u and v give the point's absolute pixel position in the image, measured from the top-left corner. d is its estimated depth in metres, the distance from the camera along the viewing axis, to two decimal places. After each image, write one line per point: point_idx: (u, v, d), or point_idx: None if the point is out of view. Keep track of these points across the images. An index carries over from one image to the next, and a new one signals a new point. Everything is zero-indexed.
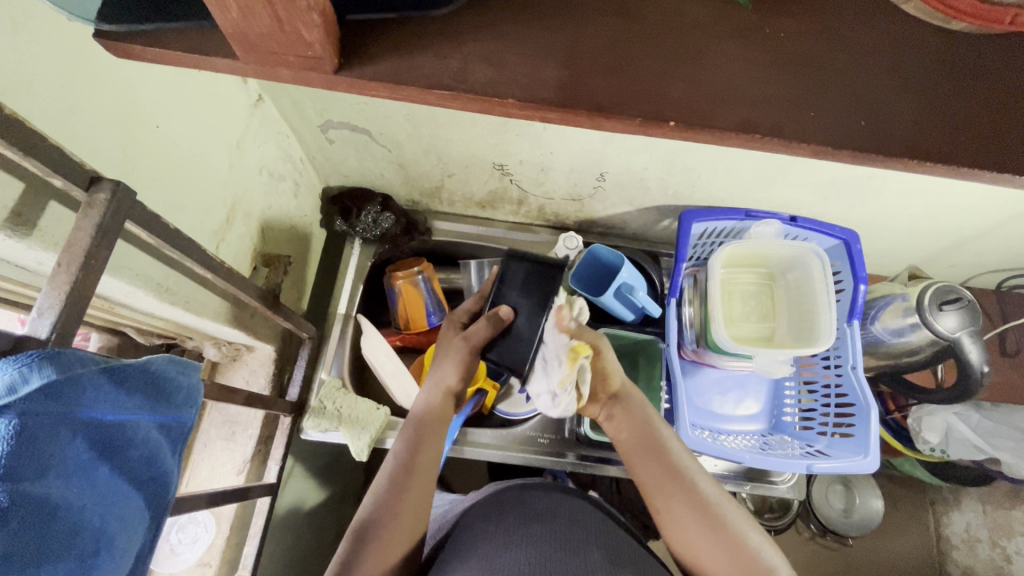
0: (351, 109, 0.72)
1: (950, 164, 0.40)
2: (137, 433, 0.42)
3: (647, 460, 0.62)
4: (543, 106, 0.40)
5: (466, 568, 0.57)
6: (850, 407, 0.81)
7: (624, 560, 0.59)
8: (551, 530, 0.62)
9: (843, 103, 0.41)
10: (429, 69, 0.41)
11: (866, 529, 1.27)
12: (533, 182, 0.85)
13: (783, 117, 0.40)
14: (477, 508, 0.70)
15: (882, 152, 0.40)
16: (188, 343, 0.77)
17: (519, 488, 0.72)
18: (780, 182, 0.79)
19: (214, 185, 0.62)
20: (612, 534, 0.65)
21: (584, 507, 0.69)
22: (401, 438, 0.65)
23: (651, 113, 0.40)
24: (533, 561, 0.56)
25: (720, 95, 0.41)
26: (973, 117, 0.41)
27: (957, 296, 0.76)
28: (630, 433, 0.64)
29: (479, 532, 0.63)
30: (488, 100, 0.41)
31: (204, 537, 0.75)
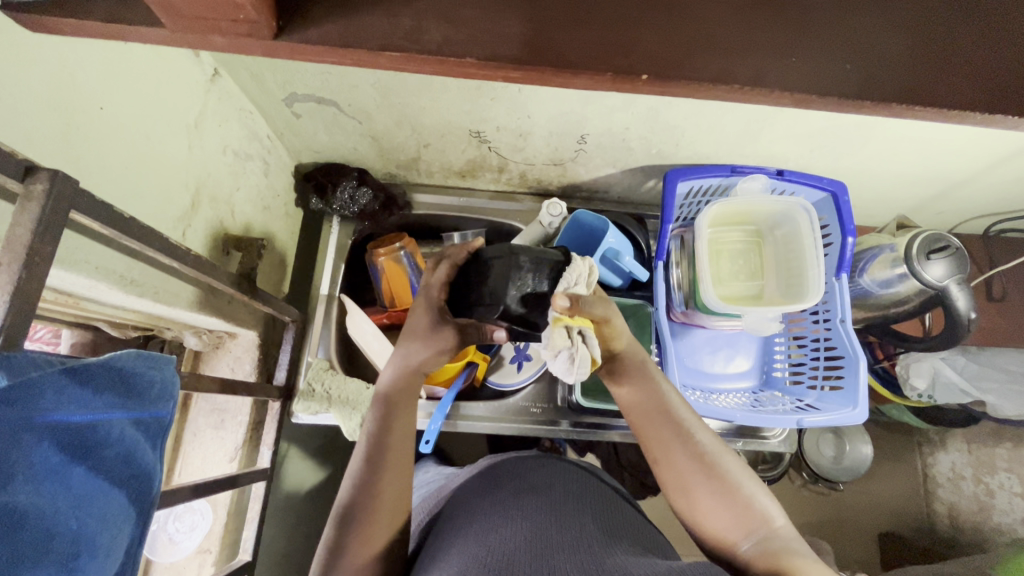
0: (315, 80, 0.68)
1: (937, 107, 0.39)
2: (110, 432, 0.41)
3: (655, 422, 0.59)
4: (508, 65, 0.37)
5: (461, 543, 0.57)
6: (839, 360, 0.81)
7: (619, 529, 0.60)
8: (545, 501, 0.62)
9: (828, 46, 0.39)
10: (379, 30, 0.38)
11: (856, 474, 1.32)
12: (512, 147, 0.82)
13: (765, 65, 0.38)
14: (474, 483, 0.70)
15: (870, 99, 0.38)
16: (167, 333, 0.75)
17: (512, 462, 0.73)
18: (766, 135, 0.76)
19: (174, 167, 0.59)
20: (608, 504, 0.66)
21: (579, 477, 0.70)
22: (371, 416, 0.63)
23: (623, 67, 0.38)
24: (528, 531, 0.56)
25: (698, 42, 0.38)
26: (965, 54, 0.39)
27: (945, 244, 0.75)
28: (633, 391, 0.60)
29: (474, 506, 0.64)
30: (443, 61, 0.38)
31: (201, 525, 0.75)
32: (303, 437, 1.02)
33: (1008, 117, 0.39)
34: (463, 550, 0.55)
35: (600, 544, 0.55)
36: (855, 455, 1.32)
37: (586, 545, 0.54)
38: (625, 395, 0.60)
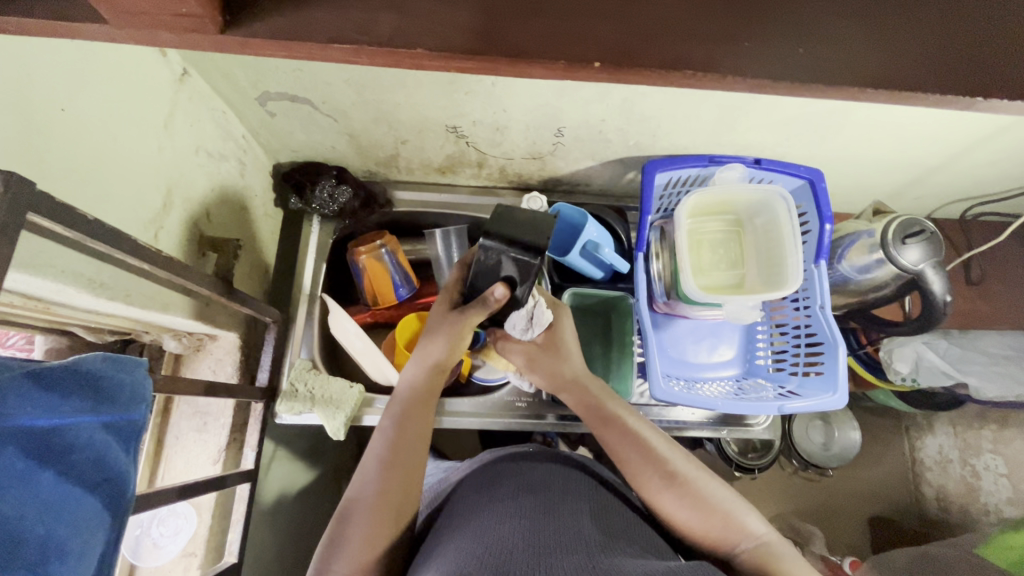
0: (287, 78, 0.68)
1: (890, 89, 0.39)
2: (78, 436, 0.41)
3: (626, 447, 0.64)
4: (462, 55, 0.37)
5: (460, 538, 0.57)
6: (818, 346, 0.82)
7: (616, 531, 0.60)
8: (544, 501, 0.63)
9: (781, 32, 0.39)
10: (329, 23, 0.38)
11: (846, 459, 1.36)
12: (489, 142, 0.82)
13: (719, 51, 0.38)
14: (472, 484, 0.71)
15: (826, 84, 0.38)
16: (145, 336, 0.74)
17: (511, 462, 0.73)
18: (742, 124, 0.77)
19: (144, 168, 0.58)
20: (605, 504, 0.66)
21: (577, 478, 0.70)
22: (386, 417, 0.66)
23: (576, 56, 0.38)
24: (526, 529, 0.56)
25: (651, 29, 0.38)
26: (917, 37, 0.39)
27: (920, 228, 0.76)
28: (604, 423, 0.67)
29: (472, 505, 0.64)
30: (397, 53, 0.38)
31: (185, 528, 0.74)
32: (290, 438, 1.01)
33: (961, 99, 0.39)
34: (460, 545, 0.55)
35: (598, 544, 0.55)
36: (844, 440, 1.37)
37: (585, 544, 0.54)
38: (603, 433, 0.67)
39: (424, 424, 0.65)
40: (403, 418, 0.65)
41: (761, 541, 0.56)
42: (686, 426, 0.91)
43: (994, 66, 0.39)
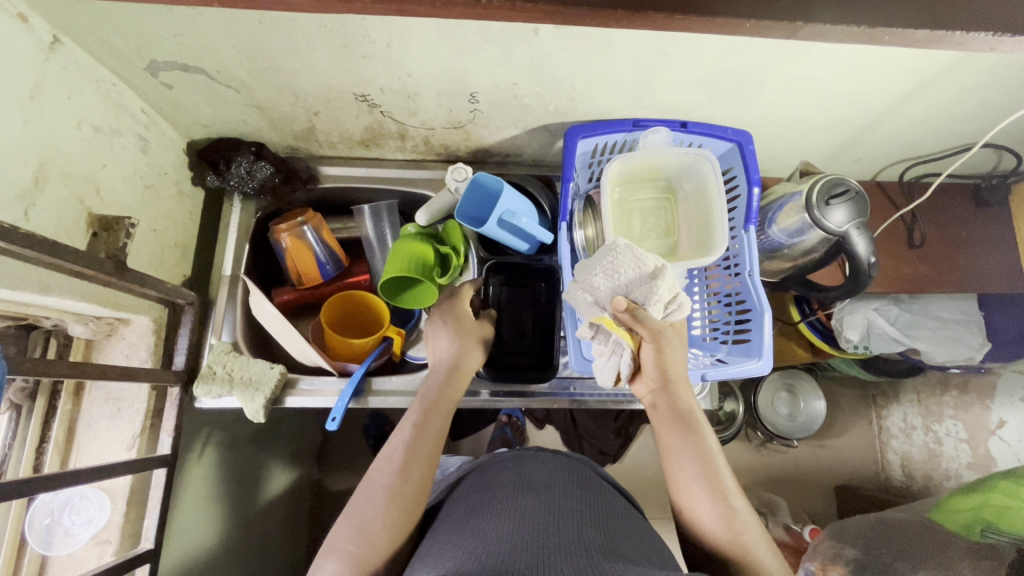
0: (170, 44, 0.64)
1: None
2: None
3: (684, 453, 0.66)
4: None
5: (458, 538, 0.57)
6: (747, 314, 0.80)
7: (616, 535, 0.60)
8: (545, 501, 0.62)
9: None
10: None
11: (810, 430, 1.36)
12: (404, 111, 0.79)
13: None
14: (474, 482, 0.70)
15: None
16: (47, 321, 0.72)
17: (515, 460, 0.73)
18: (660, 85, 0.74)
19: (7, 142, 0.55)
20: (605, 507, 0.66)
21: (578, 479, 0.70)
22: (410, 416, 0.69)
23: None
24: (526, 531, 0.56)
25: None
26: None
27: (844, 188, 0.74)
28: (675, 424, 0.68)
29: (473, 504, 0.64)
30: None
31: (99, 516, 0.73)
32: (228, 424, 1.00)
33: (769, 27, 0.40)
34: (460, 545, 0.55)
35: (599, 548, 0.55)
36: (809, 411, 1.37)
37: (585, 548, 0.54)
38: (667, 434, 0.68)
39: (441, 423, 0.69)
40: (428, 412, 0.69)
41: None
42: (623, 398, 0.88)
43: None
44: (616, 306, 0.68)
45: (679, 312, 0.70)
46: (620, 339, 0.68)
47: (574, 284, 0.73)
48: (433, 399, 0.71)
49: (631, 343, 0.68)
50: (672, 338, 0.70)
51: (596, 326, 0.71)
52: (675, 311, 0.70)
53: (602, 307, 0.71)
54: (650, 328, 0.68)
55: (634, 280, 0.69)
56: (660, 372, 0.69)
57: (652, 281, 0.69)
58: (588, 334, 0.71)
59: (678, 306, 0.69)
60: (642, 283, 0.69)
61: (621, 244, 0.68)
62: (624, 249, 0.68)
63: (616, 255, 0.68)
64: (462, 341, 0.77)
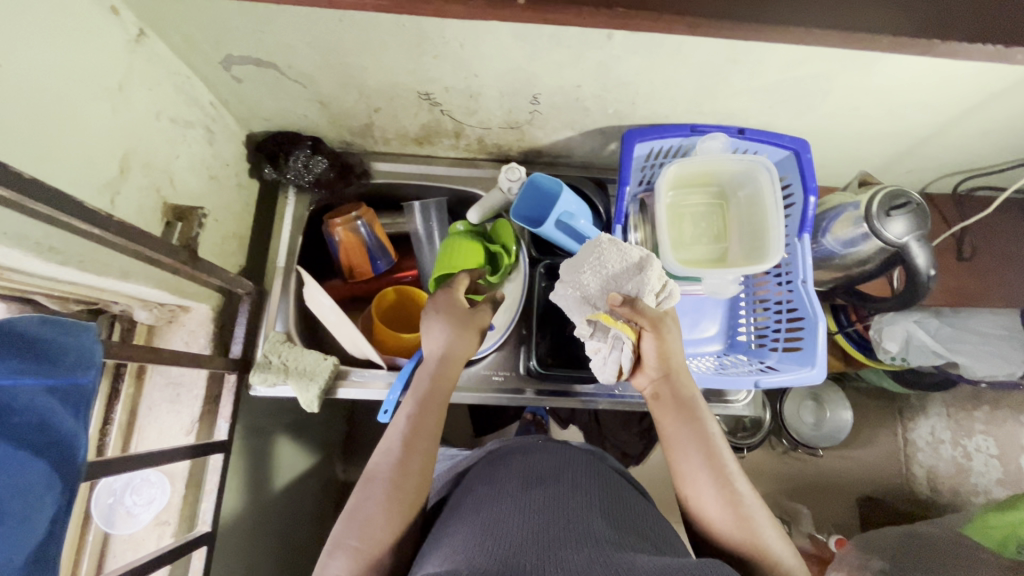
0: (248, 39, 0.65)
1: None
2: (14, 399, 0.42)
3: (686, 443, 0.66)
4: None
5: (467, 530, 0.57)
6: (799, 321, 0.80)
7: (628, 527, 0.60)
8: (553, 493, 0.62)
9: None
10: None
11: (835, 439, 1.37)
12: (464, 110, 0.80)
13: None
14: (484, 476, 0.71)
15: None
16: (115, 306, 0.74)
17: (523, 454, 0.73)
18: (723, 91, 0.74)
19: (96, 130, 0.56)
20: (618, 501, 0.65)
21: (588, 469, 0.70)
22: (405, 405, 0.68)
23: None
24: (536, 524, 0.56)
25: None
26: None
27: (905, 200, 0.74)
28: (675, 415, 0.67)
29: (482, 498, 0.64)
30: None
31: (159, 498, 0.75)
32: (270, 414, 1.02)
33: None
34: (469, 538, 0.55)
35: (609, 540, 0.54)
36: (835, 421, 1.38)
37: (596, 539, 0.54)
38: (668, 424, 0.68)
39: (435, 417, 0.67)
40: (423, 401, 0.68)
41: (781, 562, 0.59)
42: None
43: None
44: (613, 300, 0.68)
45: (670, 300, 0.73)
46: (620, 332, 0.68)
47: (562, 286, 0.75)
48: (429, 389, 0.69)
49: (632, 335, 0.67)
50: (670, 328, 0.69)
51: (594, 323, 0.71)
52: (666, 300, 0.73)
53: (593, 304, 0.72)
54: (649, 318, 0.68)
55: (623, 275, 0.72)
56: (661, 363, 0.68)
57: (640, 272, 0.71)
58: (586, 331, 0.71)
59: (667, 295, 0.72)
60: (635, 275, 0.71)
61: (607, 241, 0.72)
62: (610, 244, 0.72)
63: (603, 250, 0.71)
64: (459, 332, 0.73)
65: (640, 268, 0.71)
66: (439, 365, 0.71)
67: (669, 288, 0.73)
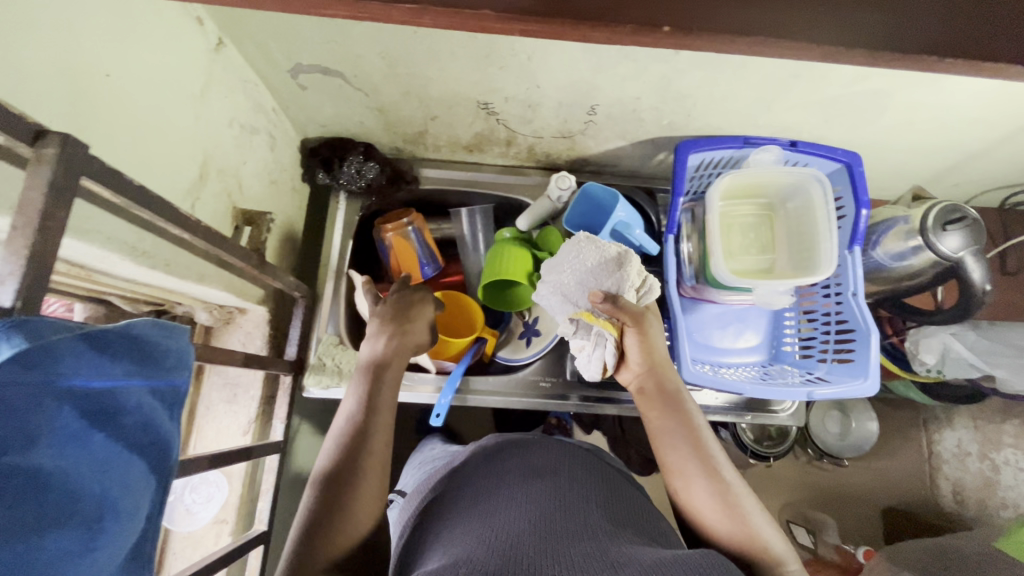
0: (320, 50, 0.66)
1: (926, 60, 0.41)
2: (129, 400, 0.41)
3: (674, 436, 0.67)
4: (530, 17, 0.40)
5: (465, 521, 0.58)
6: (849, 333, 0.81)
7: (624, 520, 0.61)
8: (549, 484, 0.63)
9: None
10: None
11: (860, 450, 1.35)
12: (520, 119, 0.81)
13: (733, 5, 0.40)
14: (478, 463, 0.71)
15: (856, 49, 0.40)
16: (178, 307, 0.75)
17: (518, 444, 0.73)
18: (781, 104, 0.74)
19: (180, 137, 0.58)
20: (614, 492, 0.66)
21: (585, 461, 0.70)
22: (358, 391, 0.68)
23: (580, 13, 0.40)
24: (535, 516, 0.57)
25: None
26: None
27: (962, 215, 0.74)
28: (661, 409, 0.69)
29: (475, 487, 0.65)
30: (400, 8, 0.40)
31: (217, 496, 0.77)
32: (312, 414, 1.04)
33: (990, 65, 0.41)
34: (467, 531, 0.56)
35: (605, 532, 0.55)
36: (861, 431, 1.35)
37: (595, 535, 0.54)
38: (655, 418, 0.69)
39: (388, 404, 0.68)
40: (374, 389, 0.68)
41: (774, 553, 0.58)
42: (708, 410, 0.91)
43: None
44: (593, 298, 0.69)
45: (651, 295, 0.74)
46: (602, 329, 0.70)
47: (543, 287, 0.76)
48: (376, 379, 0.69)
49: (613, 331, 0.69)
50: (652, 323, 0.70)
51: (577, 321, 0.73)
52: (647, 295, 0.74)
53: (575, 302, 0.74)
54: (629, 313, 0.70)
55: (603, 272, 0.73)
56: (645, 358, 0.70)
57: (620, 269, 0.73)
58: (569, 330, 0.74)
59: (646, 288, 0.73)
60: (616, 272, 0.72)
61: (585, 239, 0.73)
62: (588, 242, 0.73)
63: (582, 250, 0.73)
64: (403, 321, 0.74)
65: (620, 265, 0.72)
66: (386, 353, 0.72)
67: (647, 282, 0.74)
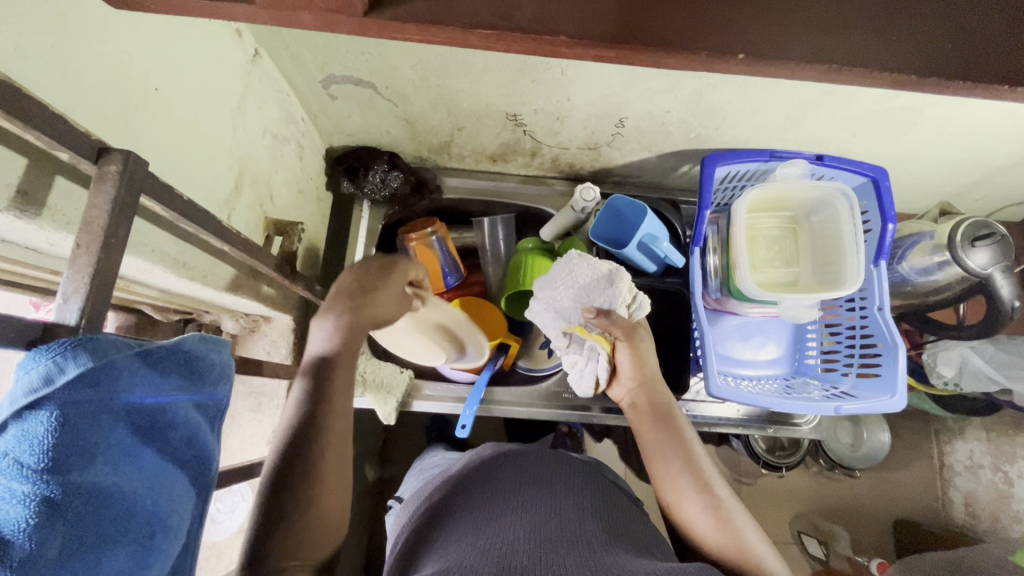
0: (354, 62, 0.67)
1: (987, 85, 0.41)
2: (176, 414, 0.40)
3: (665, 448, 0.66)
4: (600, 44, 0.40)
5: (460, 530, 0.58)
6: (875, 348, 0.81)
7: (618, 528, 0.61)
8: (546, 492, 0.63)
9: (858, 20, 0.41)
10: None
11: (874, 460, 1.32)
12: (547, 131, 0.81)
13: (785, 32, 0.41)
14: (473, 469, 0.71)
15: (906, 73, 0.41)
16: (206, 316, 0.75)
17: (513, 451, 0.73)
18: (811, 119, 0.75)
19: (219, 149, 0.58)
20: (610, 501, 0.66)
21: (580, 471, 0.70)
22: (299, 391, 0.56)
23: (636, 37, 0.40)
24: (529, 525, 0.57)
25: (710, 15, 0.41)
26: (990, 24, 0.41)
27: (990, 231, 0.74)
28: (650, 421, 0.68)
29: (470, 494, 0.65)
30: (457, 30, 0.41)
31: (242, 505, 0.77)
32: None
33: None
34: (463, 537, 0.56)
35: (601, 541, 0.56)
36: (873, 443, 1.33)
37: (591, 542, 0.55)
38: (645, 430, 0.68)
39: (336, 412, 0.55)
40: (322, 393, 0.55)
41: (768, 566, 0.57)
42: (730, 422, 0.90)
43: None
44: (584, 312, 0.70)
45: (643, 311, 0.73)
46: (594, 343, 0.71)
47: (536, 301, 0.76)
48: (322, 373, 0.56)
49: (605, 345, 0.70)
50: (643, 336, 0.71)
51: (570, 335, 0.74)
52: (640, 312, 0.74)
53: (567, 318, 0.74)
54: (621, 328, 0.70)
55: (593, 287, 0.73)
56: (636, 371, 0.70)
57: (610, 285, 0.73)
58: (562, 345, 0.74)
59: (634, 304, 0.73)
60: (607, 288, 0.72)
61: (575, 257, 0.74)
62: (579, 258, 0.74)
63: (572, 265, 0.74)
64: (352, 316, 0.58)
65: (612, 282, 0.72)
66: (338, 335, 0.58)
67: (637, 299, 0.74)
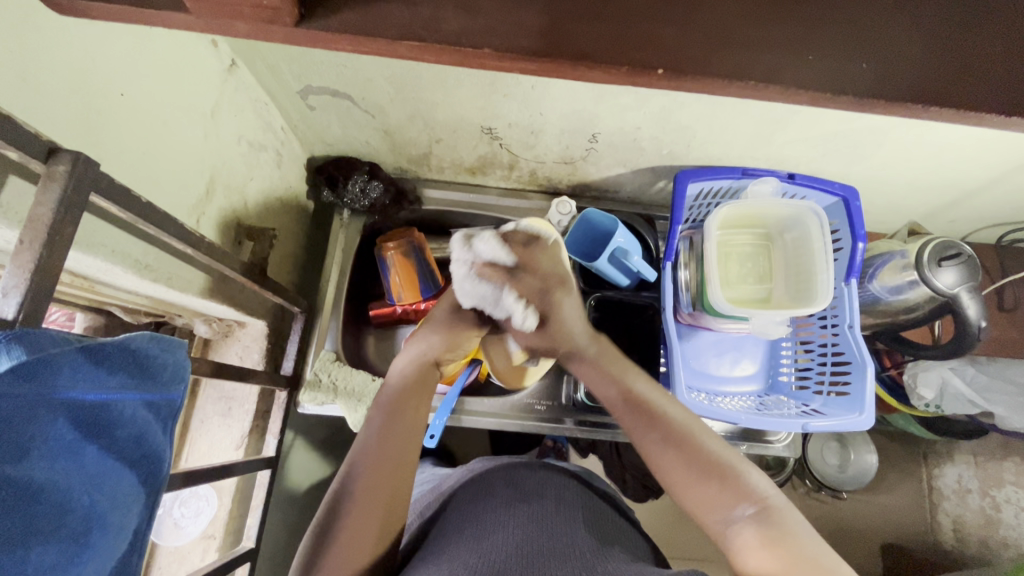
0: (329, 74, 0.68)
1: (898, 104, 0.42)
2: (122, 412, 0.40)
3: (636, 422, 0.60)
4: (525, 56, 0.41)
5: (455, 548, 0.55)
6: (846, 365, 0.81)
7: (609, 540, 0.60)
8: (537, 509, 0.61)
9: (787, 41, 0.43)
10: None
11: (859, 484, 1.28)
12: (522, 144, 0.82)
13: (717, 51, 0.42)
14: (469, 487, 0.69)
15: (830, 92, 0.42)
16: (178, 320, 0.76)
17: (506, 468, 0.71)
18: (779, 138, 0.76)
19: (190, 153, 0.59)
20: (598, 515, 0.65)
21: (570, 484, 0.69)
22: (370, 419, 0.61)
23: (569, 54, 0.42)
24: (518, 541, 0.55)
25: (644, 32, 0.42)
26: (913, 49, 0.43)
27: (957, 252, 0.75)
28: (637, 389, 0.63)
29: (464, 512, 0.63)
30: (405, 41, 0.42)
31: (206, 510, 0.77)
32: (305, 429, 1.03)
33: (964, 112, 0.42)
34: (454, 555, 0.54)
35: (591, 554, 0.55)
36: (861, 463, 1.28)
37: (580, 557, 0.54)
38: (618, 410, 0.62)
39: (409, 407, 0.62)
40: (389, 408, 0.62)
41: (765, 503, 0.52)
42: None
43: (998, 80, 0.42)
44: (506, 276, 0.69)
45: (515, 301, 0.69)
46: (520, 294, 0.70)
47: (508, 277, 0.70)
48: (387, 397, 0.63)
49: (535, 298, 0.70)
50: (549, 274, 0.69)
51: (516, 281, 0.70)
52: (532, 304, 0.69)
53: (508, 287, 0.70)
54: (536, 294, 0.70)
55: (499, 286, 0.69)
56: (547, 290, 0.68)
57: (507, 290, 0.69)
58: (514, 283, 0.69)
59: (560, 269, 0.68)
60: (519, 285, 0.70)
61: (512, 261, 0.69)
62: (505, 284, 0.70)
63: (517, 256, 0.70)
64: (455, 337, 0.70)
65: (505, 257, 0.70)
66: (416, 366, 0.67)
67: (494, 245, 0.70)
